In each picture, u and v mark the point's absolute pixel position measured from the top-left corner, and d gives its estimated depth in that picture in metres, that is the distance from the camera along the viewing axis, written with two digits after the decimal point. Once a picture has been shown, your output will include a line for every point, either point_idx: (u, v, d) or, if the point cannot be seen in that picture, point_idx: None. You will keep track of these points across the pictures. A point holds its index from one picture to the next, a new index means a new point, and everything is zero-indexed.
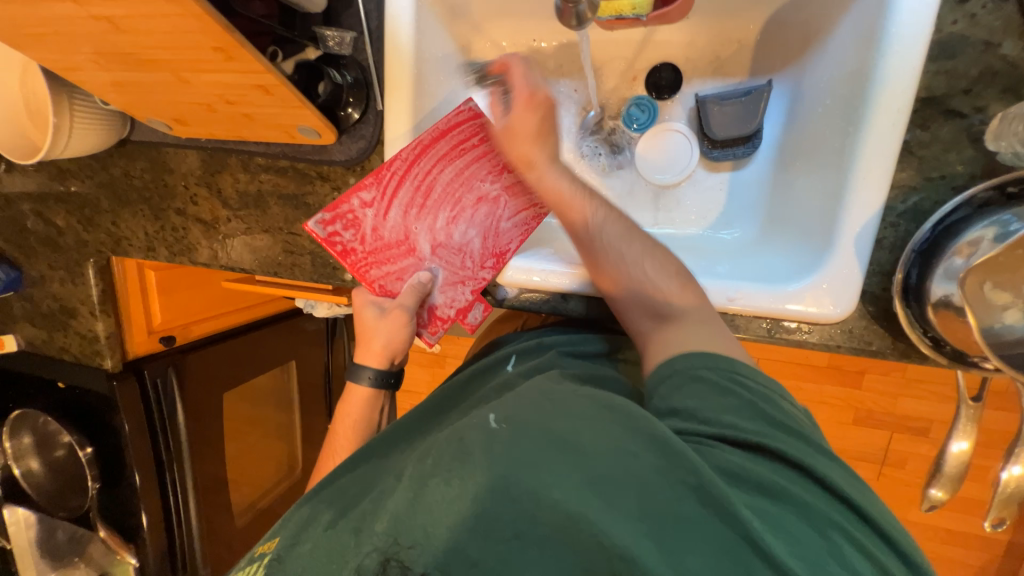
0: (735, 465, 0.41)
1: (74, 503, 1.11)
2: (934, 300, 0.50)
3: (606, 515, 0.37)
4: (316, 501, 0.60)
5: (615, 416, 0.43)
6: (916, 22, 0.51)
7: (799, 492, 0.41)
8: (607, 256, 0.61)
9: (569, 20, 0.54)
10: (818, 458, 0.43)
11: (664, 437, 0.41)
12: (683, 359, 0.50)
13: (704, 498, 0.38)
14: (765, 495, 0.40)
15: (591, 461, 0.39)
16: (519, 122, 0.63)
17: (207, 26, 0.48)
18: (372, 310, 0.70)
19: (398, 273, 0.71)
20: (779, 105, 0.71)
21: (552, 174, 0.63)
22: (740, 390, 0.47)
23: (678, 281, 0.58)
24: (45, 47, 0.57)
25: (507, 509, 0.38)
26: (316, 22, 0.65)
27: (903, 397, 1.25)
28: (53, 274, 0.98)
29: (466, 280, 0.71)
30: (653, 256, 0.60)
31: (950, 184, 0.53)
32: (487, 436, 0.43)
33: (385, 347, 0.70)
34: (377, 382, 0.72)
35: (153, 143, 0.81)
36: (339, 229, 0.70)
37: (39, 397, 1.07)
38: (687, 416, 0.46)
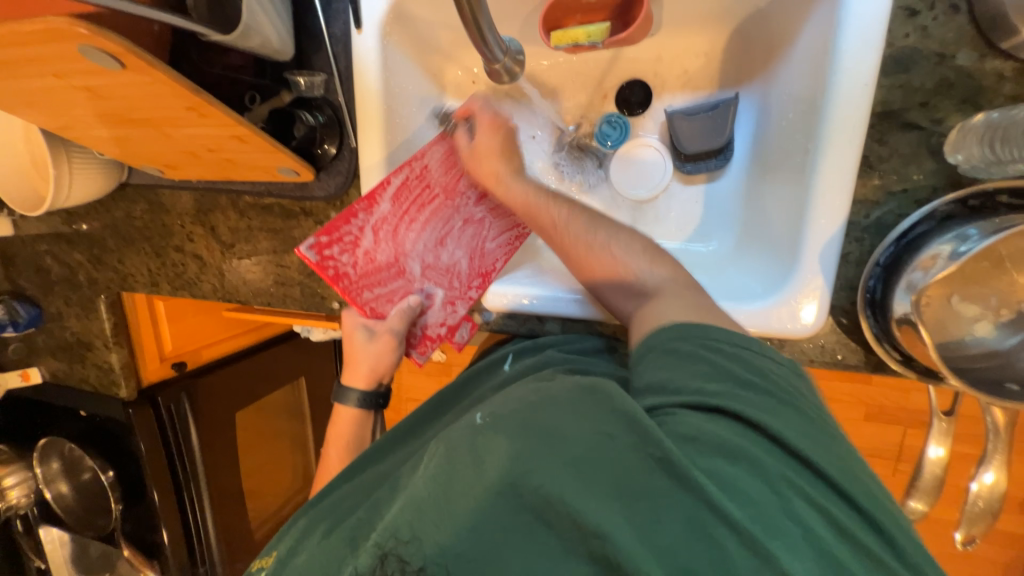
0: (699, 431, 0.39)
1: (101, 522, 1.18)
2: (896, 316, 0.50)
3: (581, 494, 0.34)
4: (312, 515, 0.60)
5: (594, 397, 0.39)
6: (865, 38, 0.51)
7: (765, 456, 0.38)
8: (575, 229, 0.62)
9: (501, 78, 0.61)
10: (793, 424, 0.41)
11: (635, 413, 0.37)
12: (655, 334, 0.49)
13: (668, 469, 0.35)
14: (728, 459, 0.37)
15: (564, 443, 0.37)
16: (485, 142, 0.69)
17: (178, 90, 0.51)
18: (362, 334, 0.71)
19: (388, 295, 0.71)
20: (747, 116, 0.71)
21: (516, 184, 0.66)
22: (713, 355, 0.45)
23: (649, 257, 0.59)
24: (41, 113, 0.61)
25: (496, 500, 0.35)
26: (288, 68, 0.68)
27: (914, 390, 1.19)
28: (69, 310, 1.04)
29: (456, 300, 0.71)
30: (620, 236, 0.61)
31: (913, 197, 0.53)
32: (473, 432, 0.39)
33: (373, 368, 0.72)
34: (365, 403, 0.75)
35: (150, 186, 0.86)
36: (333, 250, 0.67)
37: (64, 425, 1.14)
38: (659, 384, 0.44)
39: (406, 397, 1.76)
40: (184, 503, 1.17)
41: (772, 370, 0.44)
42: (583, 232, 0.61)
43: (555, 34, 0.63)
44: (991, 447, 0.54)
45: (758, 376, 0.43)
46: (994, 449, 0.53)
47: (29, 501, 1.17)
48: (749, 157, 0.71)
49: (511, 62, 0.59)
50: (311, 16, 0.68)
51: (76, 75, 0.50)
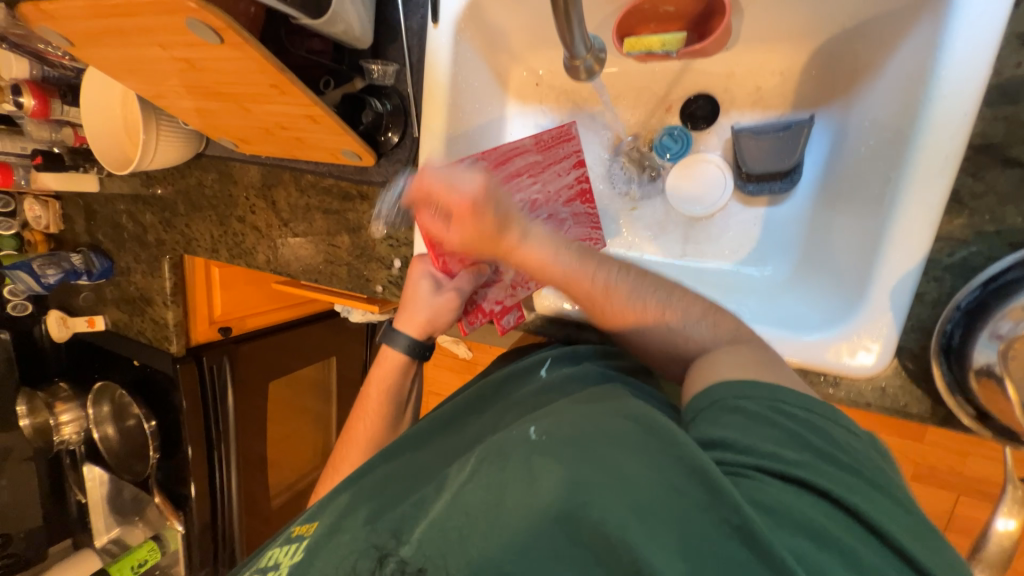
0: (776, 501, 0.36)
1: (138, 468, 1.25)
2: (975, 367, 0.46)
3: (644, 541, 0.34)
4: (352, 492, 0.59)
5: (659, 444, 0.39)
6: (969, 67, 0.48)
7: (855, 544, 0.34)
8: (619, 296, 0.57)
9: (578, 76, 0.58)
10: (884, 508, 0.36)
11: (708, 467, 0.36)
12: (722, 386, 0.45)
13: (745, 538, 0.33)
14: (810, 538, 0.34)
15: (629, 486, 0.36)
16: (472, 231, 0.60)
17: (266, 67, 0.54)
18: (426, 283, 0.72)
19: (463, 258, 0.72)
20: (820, 140, 0.68)
21: (537, 244, 0.59)
22: (788, 420, 0.41)
23: (711, 319, 0.54)
24: (142, 80, 0.66)
25: (545, 528, 0.36)
26: (364, 57, 0.71)
27: (974, 455, 1.09)
28: (136, 266, 1.12)
29: (518, 286, 0.70)
30: (674, 297, 0.56)
31: (1007, 240, 0.49)
32: (527, 450, 0.42)
33: (430, 321, 0.73)
34: (411, 351, 0.76)
35: (223, 158, 0.92)
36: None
37: (118, 372, 1.22)
38: (719, 442, 0.41)
39: (429, 390, 1.78)
40: (213, 462, 1.22)
41: (854, 442, 0.40)
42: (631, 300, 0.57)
43: (628, 40, 0.63)
44: None
45: (842, 451, 0.39)
46: None
47: (79, 439, 1.26)
48: (817, 183, 0.68)
49: (592, 61, 0.56)
50: (391, 8, 0.71)
51: (179, 46, 0.54)
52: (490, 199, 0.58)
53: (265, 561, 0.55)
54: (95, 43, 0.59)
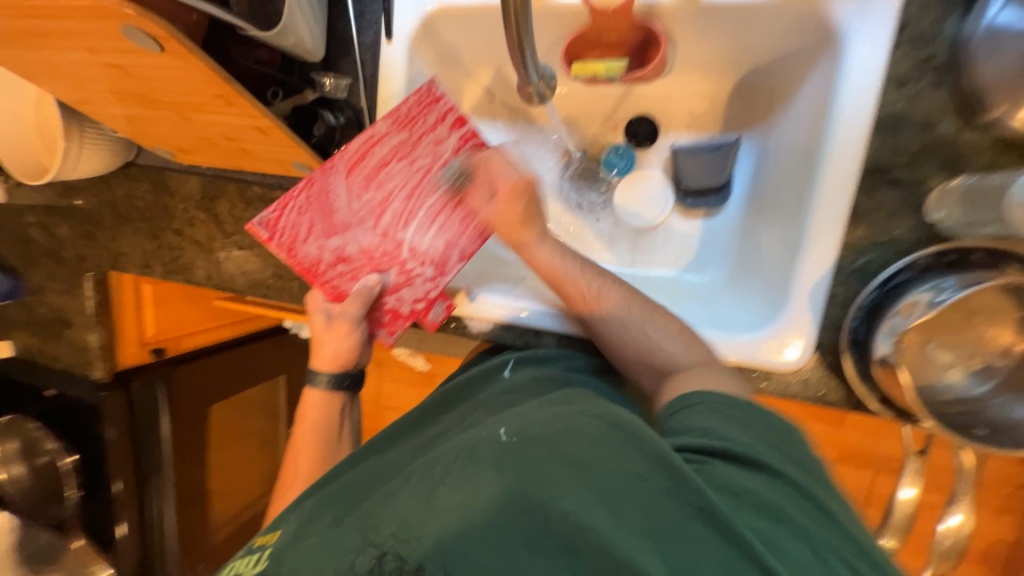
0: (737, 483, 0.40)
1: (53, 511, 1.11)
2: (877, 357, 0.53)
3: (610, 525, 0.36)
4: (317, 498, 0.58)
5: (625, 436, 0.41)
6: (859, 101, 0.56)
7: (807, 521, 0.38)
8: (608, 302, 0.62)
9: (531, 100, 0.62)
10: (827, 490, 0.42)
11: (672, 457, 0.39)
12: (708, 393, 0.49)
13: (707, 518, 0.37)
14: (766, 515, 0.38)
15: (599, 478, 0.39)
16: (505, 214, 0.67)
17: (211, 78, 0.52)
18: (320, 317, 0.72)
19: (349, 272, 0.70)
20: (746, 159, 0.75)
21: (545, 252, 0.66)
22: (755, 418, 0.46)
23: (685, 338, 0.60)
24: (63, 84, 0.61)
25: (517, 517, 0.38)
26: (314, 69, 0.70)
27: (884, 437, 1.23)
28: (52, 285, 1.01)
29: (416, 282, 0.70)
30: (652, 315, 0.61)
31: (897, 248, 0.57)
32: (496, 446, 0.43)
33: (335, 354, 0.72)
34: (334, 385, 0.74)
35: (158, 167, 0.86)
36: (283, 225, 0.68)
37: (29, 404, 1.09)
38: (696, 429, 0.45)
39: (386, 405, 1.73)
40: (145, 495, 1.13)
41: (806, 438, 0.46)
42: (618, 308, 0.62)
43: (576, 65, 0.66)
44: (959, 486, 0.56)
45: (793, 442, 0.44)
46: (962, 491, 0.56)
47: None
48: (745, 197, 0.75)
49: (543, 88, 0.60)
50: (343, 23, 0.70)
51: (111, 53, 0.51)
52: (529, 190, 0.67)
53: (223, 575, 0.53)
54: (7, 44, 0.54)
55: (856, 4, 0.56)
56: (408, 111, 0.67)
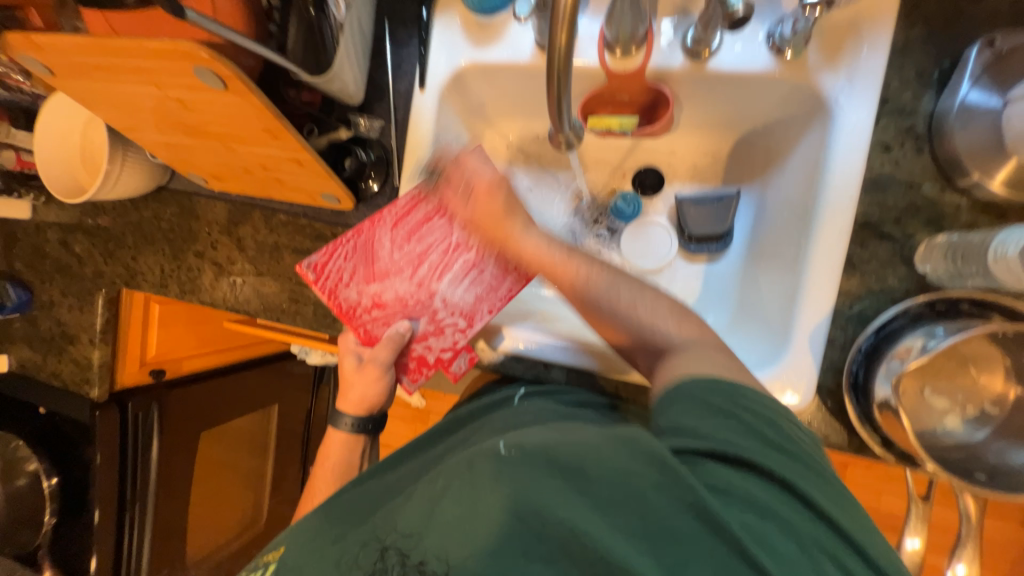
0: (723, 482, 0.43)
1: (23, 538, 1.05)
2: (878, 401, 0.55)
3: (607, 527, 0.39)
4: (323, 514, 0.58)
5: (622, 443, 0.43)
6: (849, 162, 0.61)
7: (786, 511, 0.42)
8: (598, 287, 0.61)
9: (560, 146, 0.67)
10: (809, 480, 0.44)
11: (665, 456, 0.41)
12: (688, 383, 0.50)
13: (697, 514, 0.39)
14: (752, 509, 0.41)
15: (595, 483, 0.41)
16: (482, 212, 0.69)
17: (264, 114, 0.57)
18: (351, 359, 0.75)
19: (383, 318, 0.73)
20: (746, 210, 0.81)
21: (530, 239, 0.67)
22: (738, 411, 0.47)
23: (676, 317, 0.59)
24: (120, 112, 0.66)
25: (517, 531, 0.39)
26: (351, 110, 0.76)
27: (884, 492, 1.22)
28: (63, 300, 1.02)
29: (445, 331, 0.72)
30: (649, 299, 0.61)
31: (889, 296, 0.61)
32: (497, 461, 0.43)
33: (362, 398, 0.75)
34: (356, 428, 0.77)
35: (188, 192, 0.90)
36: (329, 269, 0.73)
37: (19, 420, 1.06)
38: (681, 428, 0.47)
39: (379, 441, 1.69)
40: (123, 525, 1.07)
41: (793, 430, 0.47)
42: (605, 289, 0.61)
43: (592, 119, 0.73)
44: (963, 535, 0.57)
45: (779, 435, 0.46)
46: (965, 541, 0.56)
47: None
48: (745, 245, 0.80)
49: (571, 137, 0.64)
50: (380, 72, 0.77)
51: (175, 88, 0.56)
52: (503, 187, 0.69)
53: None
54: (80, 75, 0.59)
55: (844, 81, 0.63)
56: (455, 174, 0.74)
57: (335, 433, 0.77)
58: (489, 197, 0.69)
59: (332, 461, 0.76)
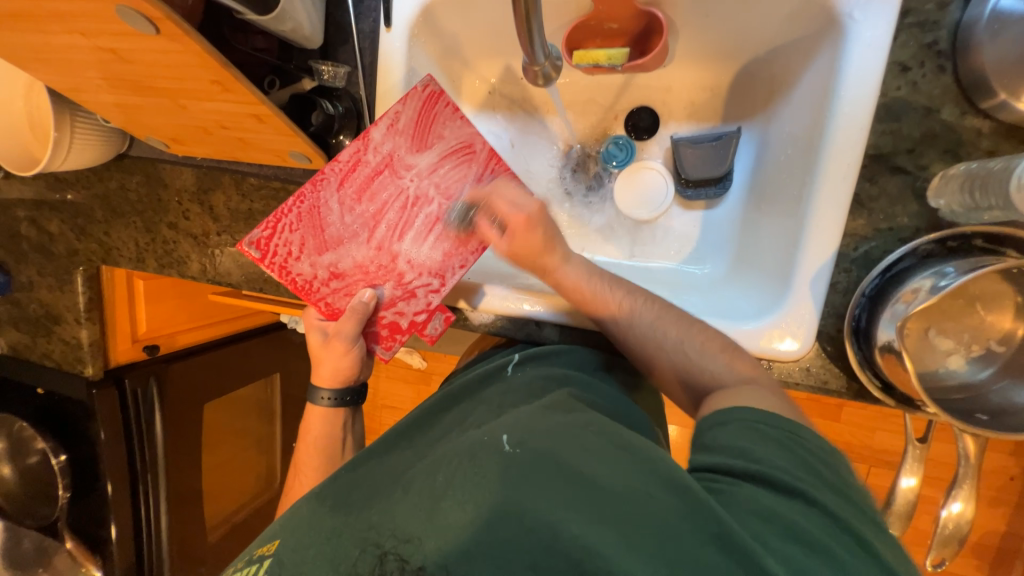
0: (763, 506, 0.40)
1: (43, 511, 1.09)
2: (880, 345, 0.53)
3: (625, 552, 0.36)
4: (316, 504, 0.56)
5: (634, 457, 0.43)
6: (861, 87, 0.56)
7: (837, 547, 0.38)
8: (641, 321, 0.61)
9: (536, 79, 0.60)
10: (857, 514, 0.41)
11: (686, 481, 0.40)
12: (740, 410, 0.48)
13: (726, 545, 0.36)
14: (794, 542, 0.38)
15: (608, 498, 0.39)
16: (521, 245, 0.66)
17: (207, 62, 0.51)
18: (317, 335, 0.73)
19: (345, 289, 0.70)
20: (746, 150, 0.75)
21: (572, 273, 0.65)
22: (783, 436, 0.45)
23: (727, 354, 0.57)
24: (54, 69, 0.59)
25: (518, 533, 0.38)
26: (312, 57, 0.70)
27: (880, 430, 1.25)
28: (41, 280, 0.99)
29: (415, 293, 0.70)
30: (689, 331, 0.59)
31: (898, 235, 0.58)
32: (501, 459, 0.44)
33: (335, 371, 0.73)
34: (335, 402, 0.76)
35: (152, 159, 0.85)
36: (274, 244, 0.67)
37: (19, 402, 1.07)
38: (734, 449, 0.45)
39: (383, 403, 1.72)
40: (138, 496, 1.10)
41: (840, 461, 0.45)
42: (650, 326, 0.60)
43: (577, 53, 0.66)
44: (961, 473, 0.56)
45: (824, 464, 0.44)
46: (962, 479, 0.56)
47: None
48: (745, 188, 0.75)
49: (547, 68, 0.59)
50: (341, 10, 0.69)
51: (104, 36, 0.50)
52: (542, 219, 0.65)
53: None
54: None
55: None
56: (404, 121, 0.68)
57: (315, 408, 0.77)
58: (536, 228, 0.65)
59: (329, 428, 0.76)
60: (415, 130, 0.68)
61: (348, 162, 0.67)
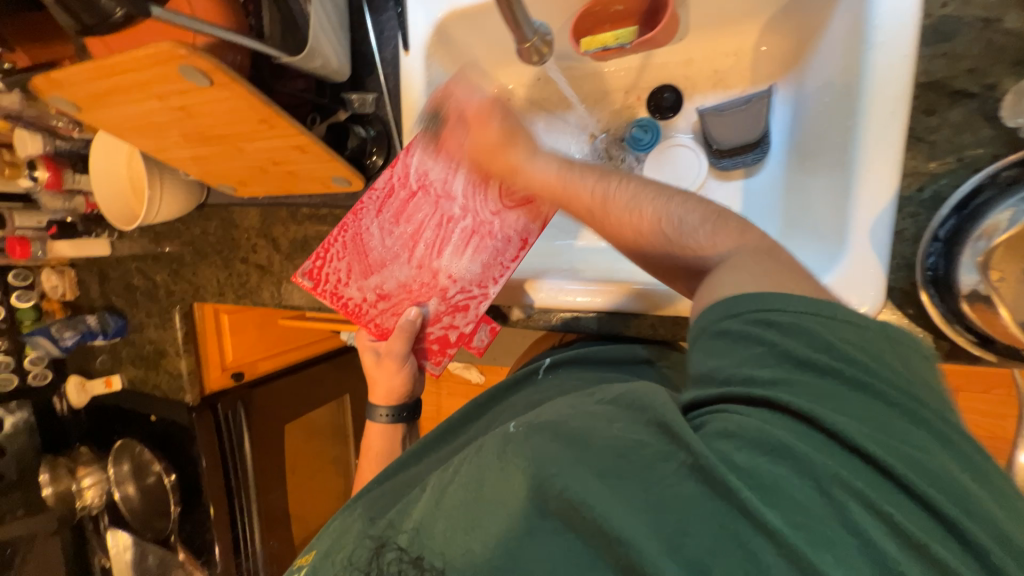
0: (735, 426, 0.36)
1: (159, 525, 1.24)
2: (964, 293, 0.47)
3: (613, 506, 0.34)
4: (350, 513, 0.59)
5: (631, 411, 0.39)
6: (899, 12, 0.51)
7: (807, 451, 0.34)
8: (616, 206, 0.53)
9: (531, 59, 0.60)
10: (838, 403, 0.35)
11: (665, 417, 0.37)
12: (723, 303, 0.42)
13: (697, 474, 0.34)
14: (766, 455, 0.34)
15: (596, 452, 0.37)
16: (481, 142, 0.65)
17: (252, 102, 0.58)
18: (371, 354, 0.79)
19: (393, 308, 0.73)
20: (783, 109, 0.71)
21: (538, 165, 0.61)
22: (766, 331, 0.39)
23: (713, 225, 0.49)
24: (140, 134, 0.71)
25: (526, 513, 0.37)
26: (343, 89, 0.76)
27: (1012, 418, 1.07)
28: (149, 320, 1.15)
29: (460, 308, 0.71)
30: (670, 203, 0.51)
31: (971, 166, 0.51)
32: (505, 439, 0.43)
33: (388, 389, 0.78)
34: (393, 418, 0.80)
35: (225, 204, 0.97)
36: (326, 272, 0.74)
37: (137, 429, 1.23)
38: (707, 371, 0.40)
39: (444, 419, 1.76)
40: (234, 511, 1.21)
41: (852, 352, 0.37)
42: (629, 200, 0.53)
43: (584, 40, 0.67)
44: None
45: (810, 349, 0.37)
46: None
47: (100, 502, 1.26)
48: (785, 149, 0.70)
49: (540, 42, 0.58)
50: (366, 44, 0.76)
51: (173, 95, 0.59)
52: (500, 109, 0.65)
53: None
54: (99, 105, 0.64)
55: None
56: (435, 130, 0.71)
57: (375, 425, 0.81)
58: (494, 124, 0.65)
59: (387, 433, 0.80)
60: (436, 147, 0.72)
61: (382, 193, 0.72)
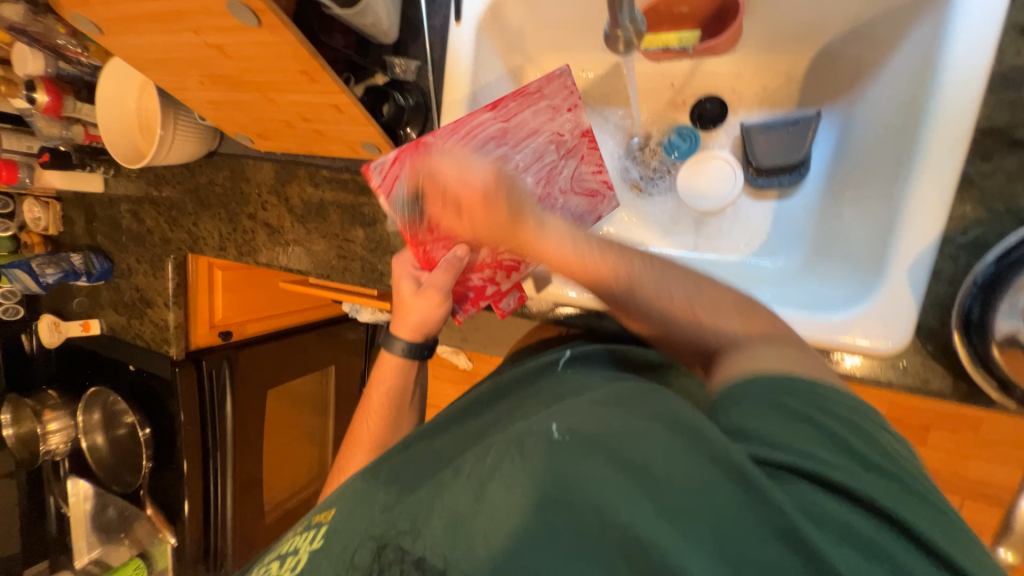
0: (818, 506, 0.34)
1: (127, 479, 1.19)
2: (998, 338, 0.48)
3: (679, 542, 0.33)
4: (370, 478, 0.57)
5: (690, 440, 0.38)
6: (974, 55, 0.51)
7: (898, 552, 0.32)
8: (644, 286, 0.51)
9: (616, 47, 0.57)
10: (916, 510, 0.34)
11: (746, 470, 0.34)
12: (750, 382, 0.41)
13: (793, 543, 0.32)
14: (857, 548, 0.32)
15: (662, 486, 0.36)
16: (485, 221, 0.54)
17: (298, 51, 0.54)
18: (407, 284, 0.74)
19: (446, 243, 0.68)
20: (827, 135, 0.71)
21: (552, 237, 0.52)
22: (819, 415, 0.38)
23: (742, 318, 0.49)
24: (165, 68, 0.66)
25: (572, 522, 0.36)
26: (386, 52, 0.73)
27: (974, 458, 1.13)
28: (138, 267, 1.10)
29: (505, 270, 0.69)
30: (701, 291, 0.50)
31: (1016, 216, 0.52)
32: (549, 445, 0.41)
33: (418, 323, 0.74)
34: (411, 353, 0.77)
35: (237, 155, 0.92)
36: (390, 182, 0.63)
37: (112, 379, 1.18)
38: (748, 433, 0.38)
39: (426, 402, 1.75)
40: (207, 473, 1.17)
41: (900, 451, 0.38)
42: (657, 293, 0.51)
43: (647, 37, 0.65)
44: None
45: (863, 443, 0.37)
46: None
47: (65, 449, 1.20)
48: (824, 176, 0.70)
49: (632, 32, 0.56)
50: (414, 9, 0.73)
51: (211, 31, 0.55)
52: (505, 185, 0.53)
53: (287, 545, 0.55)
54: (126, 29, 0.59)
55: None
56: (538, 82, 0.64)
57: (388, 355, 0.77)
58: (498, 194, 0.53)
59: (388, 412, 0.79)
60: (558, 112, 0.67)
61: (501, 117, 0.62)
